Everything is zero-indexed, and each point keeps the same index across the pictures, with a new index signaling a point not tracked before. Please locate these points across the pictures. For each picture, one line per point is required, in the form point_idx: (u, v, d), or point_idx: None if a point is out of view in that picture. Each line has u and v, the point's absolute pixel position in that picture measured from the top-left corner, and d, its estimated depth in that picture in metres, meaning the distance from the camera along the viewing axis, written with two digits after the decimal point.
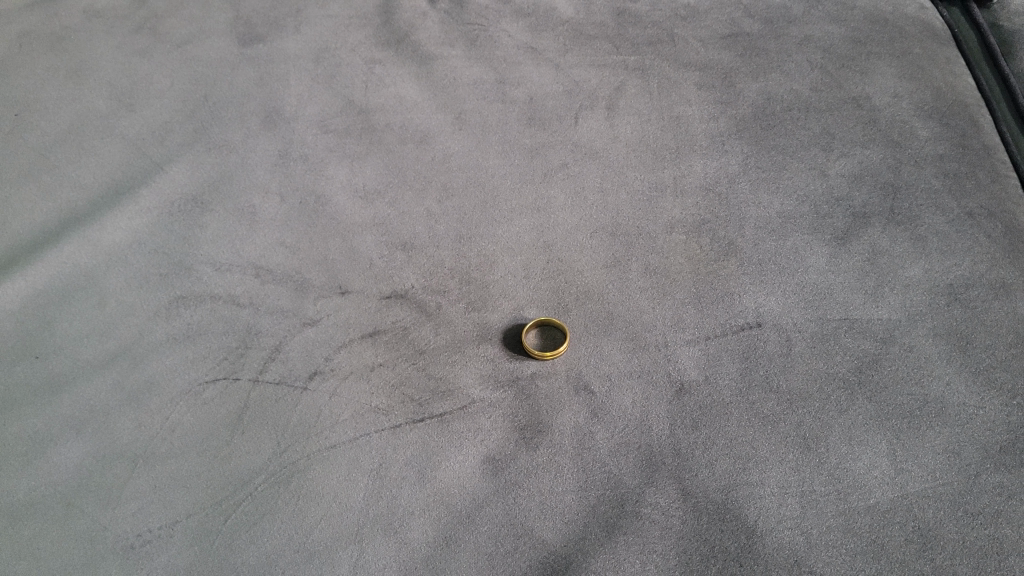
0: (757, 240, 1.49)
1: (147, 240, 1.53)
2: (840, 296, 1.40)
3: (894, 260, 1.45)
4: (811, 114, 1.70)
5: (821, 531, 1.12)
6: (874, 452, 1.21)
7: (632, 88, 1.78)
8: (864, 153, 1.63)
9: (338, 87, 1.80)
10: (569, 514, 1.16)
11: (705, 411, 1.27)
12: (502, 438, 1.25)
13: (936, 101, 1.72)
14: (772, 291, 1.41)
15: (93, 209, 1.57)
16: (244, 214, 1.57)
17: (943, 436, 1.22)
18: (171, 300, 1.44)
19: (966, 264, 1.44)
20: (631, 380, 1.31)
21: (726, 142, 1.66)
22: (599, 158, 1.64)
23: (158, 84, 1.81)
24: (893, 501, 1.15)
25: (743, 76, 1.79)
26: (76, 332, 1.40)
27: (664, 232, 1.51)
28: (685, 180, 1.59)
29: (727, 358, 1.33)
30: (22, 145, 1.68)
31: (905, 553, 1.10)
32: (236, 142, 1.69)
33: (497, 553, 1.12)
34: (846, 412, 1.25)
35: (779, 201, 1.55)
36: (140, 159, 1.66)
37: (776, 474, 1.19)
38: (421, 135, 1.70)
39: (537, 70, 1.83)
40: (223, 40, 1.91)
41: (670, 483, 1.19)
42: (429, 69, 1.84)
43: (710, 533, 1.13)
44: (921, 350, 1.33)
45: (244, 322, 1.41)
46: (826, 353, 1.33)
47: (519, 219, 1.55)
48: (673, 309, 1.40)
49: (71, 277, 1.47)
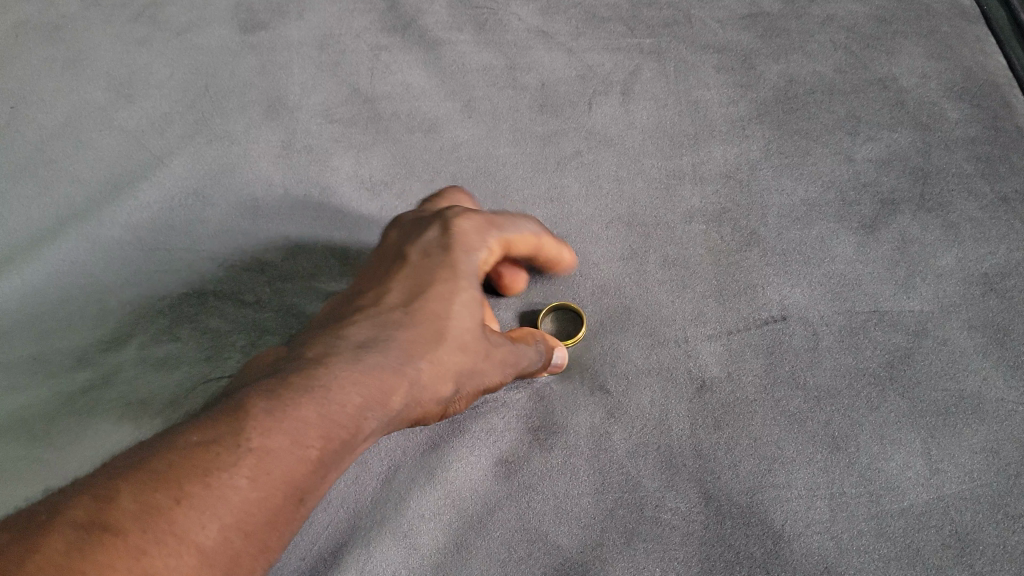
0: (781, 229, 1.42)
1: (147, 235, 1.48)
2: (869, 287, 1.33)
3: (926, 248, 1.38)
4: (835, 97, 1.62)
5: (851, 536, 1.08)
6: (906, 451, 1.16)
7: (648, 72, 1.69)
8: (892, 137, 1.55)
9: (341, 74, 1.73)
10: (586, 519, 1.12)
11: (728, 410, 1.21)
12: (515, 439, 1.20)
13: (966, 82, 1.64)
14: (796, 283, 1.35)
15: (91, 204, 1.52)
16: (247, 208, 1.52)
17: (981, 434, 1.17)
18: (172, 298, 1.40)
19: (1002, 252, 1.37)
20: (648, 378, 1.25)
21: (747, 127, 1.58)
22: (613, 146, 1.57)
23: (157, 74, 1.73)
24: (928, 503, 1.11)
25: (763, 57, 1.70)
26: (74, 334, 1.36)
27: (683, 222, 1.45)
28: (704, 167, 1.52)
29: (750, 354, 1.27)
30: (18, 139, 1.62)
31: (942, 558, 1.06)
32: (238, 134, 1.63)
33: (510, 560, 1.09)
34: (877, 410, 1.20)
35: (803, 187, 1.48)
36: (139, 152, 1.61)
37: (803, 476, 1.14)
38: (428, 124, 1.64)
39: (548, 54, 1.74)
40: (224, 28, 1.82)
41: (690, 486, 1.14)
42: (437, 55, 1.76)
43: (734, 538, 1.09)
44: (956, 343, 1.26)
45: (248, 320, 1.36)
46: (855, 347, 1.26)
47: (532, 210, 1.48)
48: (693, 302, 1.34)
49: (68, 274, 1.43)
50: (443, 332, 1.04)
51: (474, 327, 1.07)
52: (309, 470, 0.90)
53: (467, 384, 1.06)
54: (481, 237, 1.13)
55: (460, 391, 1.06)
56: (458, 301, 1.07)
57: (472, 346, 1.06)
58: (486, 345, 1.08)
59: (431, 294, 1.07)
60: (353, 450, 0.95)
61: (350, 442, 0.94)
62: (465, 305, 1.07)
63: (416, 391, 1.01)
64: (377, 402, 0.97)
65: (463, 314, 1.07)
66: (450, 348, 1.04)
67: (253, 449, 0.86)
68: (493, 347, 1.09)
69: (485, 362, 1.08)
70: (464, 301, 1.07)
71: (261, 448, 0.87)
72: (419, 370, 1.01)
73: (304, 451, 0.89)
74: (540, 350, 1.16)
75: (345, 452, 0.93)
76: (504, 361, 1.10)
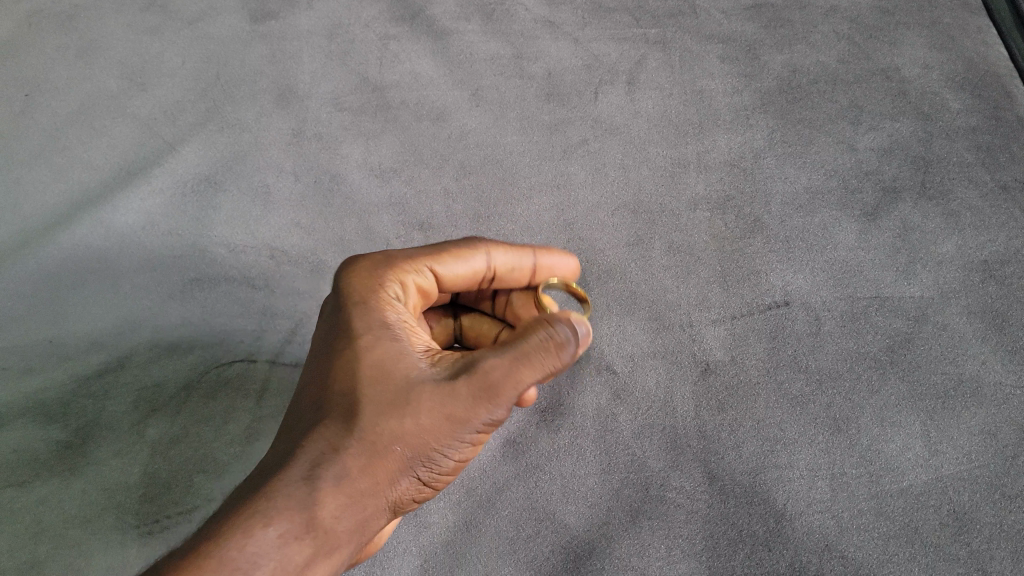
0: (784, 217, 1.44)
1: (160, 221, 1.51)
2: (871, 274, 1.36)
3: (927, 236, 1.40)
4: (838, 87, 1.63)
5: (852, 515, 1.11)
6: (906, 433, 1.18)
7: (654, 62, 1.70)
8: (894, 126, 1.57)
9: (351, 63, 1.74)
10: (592, 498, 1.15)
11: (732, 391, 1.24)
12: (522, 420, 1.23)
13: (968, 73, 1.65)
14: (799, 269, 1.37)
15: (104, 190, 1.55)
16: (258, 194, 1.55)
17: (979, 417, 1.20)
18: (185, 283, 1.44)
19: (1001, 240, 1.40)
20: (653, 361, 1.28)
21: (751, 116, 1.59)
22: (619, 135, 1.60)
23: (168, 63, 1.74)
24: (927, 484, 1.14)
25: (767, 47, 1.71)
26: (89, 317, 1.40)
27: (687, 210, 1.47)
28: (709, 155, 1.54)
29: (754, 338, 1.29)
30: (32, 126, 1.64)
31: (940, 537, 1.09)
32: (249, 122, 1.65)
33: (519, 538, 1.13)
34: (877, 393, 1.22)
35: (806, 175, 1.50)
36: (151, 139, 1.63)
37: (805, 457, 1.17)
38: (436, 113, 1.66)
39: (555, 44, 1.75)
40: (234, 17, 1.81)
41: (695, 466, 1.17)
42: (445, 45, 1.77)
43: (737, 516, 1.12)
44: (955, 328, 1.29)
45: (259, 304, 1.41)
46: (857, 332, 1.29)
47: (539, 197, 1.51)
48: (697, 288, 1.36)
49: (83, 260, 1.46)
50: (355, 409, 0.92)
51: (396, 387, 0.93)
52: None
53: (422, 441, 0.91)
54: (384, 290, 1.06)
55: (416, 451, 0.92)
56: (369, 366, 0.95)
57: (403, 402, 0.92)
58: (426, 391, 0.92)
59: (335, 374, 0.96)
60: (307, 564, 0.86)
61: (285, 571, 0.84)
62: (380, 364, 0.95)
63: (349, 480, 0.89)
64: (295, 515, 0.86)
65: (377, 378, 0.94)
66: (371, 422, 0.91)
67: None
68: (439, 385, 0.91)
69: (435, 405, 0.91)
70: (376, 362, 0.95)
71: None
72: (340, 460, 0.90)
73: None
74: (516, 349, 0.90)
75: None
76: (466, 389, 0.90)
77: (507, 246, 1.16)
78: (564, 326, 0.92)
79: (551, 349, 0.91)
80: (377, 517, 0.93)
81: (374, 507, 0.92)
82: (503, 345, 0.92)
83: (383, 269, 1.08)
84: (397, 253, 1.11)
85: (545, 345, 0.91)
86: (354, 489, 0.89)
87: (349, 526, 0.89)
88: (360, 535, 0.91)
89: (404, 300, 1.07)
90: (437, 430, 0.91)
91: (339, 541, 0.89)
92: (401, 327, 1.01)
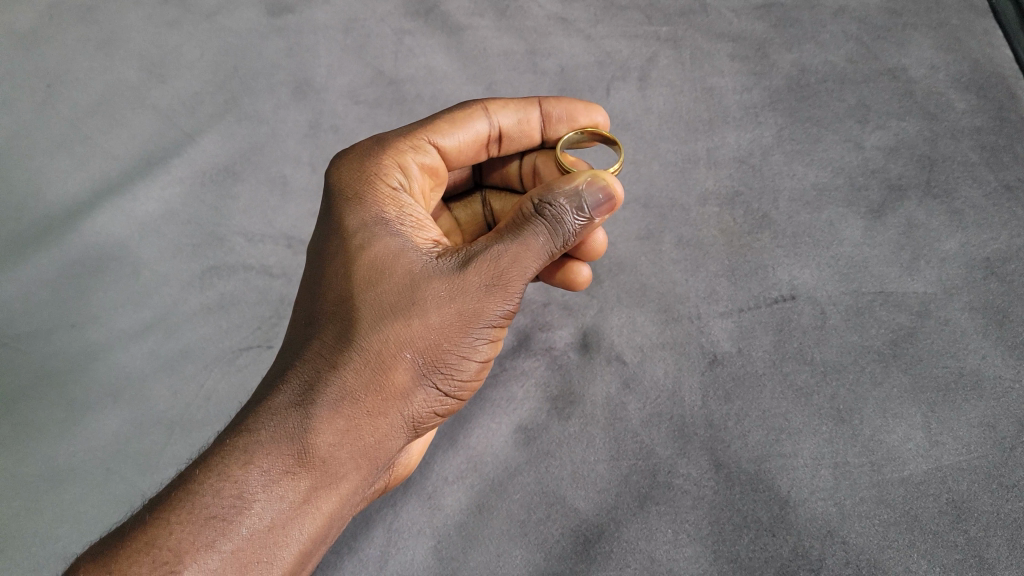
0: (791, 213, 1.47)
1: (180, 211, 1.55)
2: (876, 269, 1.39)
3: (931, 233, 1.43)
4: (846, 86, 1.64)
5: (854, 503, 1.15)
6: (908, 424, 1.21)
7: (665, 59, 1.72)
8: (900, 125, 1.58)
9: (367, 57, 1.77)
10: (601, 484, 1.20)
11: (738, 381, 1.27)
12: (534, 409, 1.29)
13: (974, 73, 1.63)
14: (805, 264, 1.40)
15: (124, 179, 1.58)
16: (276, 185, 1.58)
17: (978, 410, 1.22)
18: (204, 270, 1.47)
19: (1004, 238, 1.41)
20: (662, 352, 1.32)
21: (760, 114, 1.62)
22: (631, 131, 1.63)
23: (187, 55, 1.77)
24: (927, 472, 1.17)
25: (776, 46, 1.71)
26: (111, 302, 1.43)
27: (697, 205, 1.50)
28: (718, 152, 1.57)
29: (760, 330, 1.33)
30: (54, 115, 1.68)
31: (938, 524, 1.12)
32: (267, 114, 1.68)
33: (530, 521, 1.17)
34: (880, 385, 1.26)
35: (814, 172, 1.53)
36: (171, 130, 1.66)
37: (809, 446, 1.20)
38: (450, 108, 1.69)
39: (568, 40, 1.77)
40: (251, 10, 1.83)
41: (701, 454, 1.21)
42: (459, 39, 1.79)
43: (742, 503, 1.16)
44: (956, 324, 1.31)
45: (278, 293, 1.44)
46: (861, 326, 1.32)
47: None
48: (706, 281, 1.39)
49: (104, 247, 1.49)
50: (357, 318, 1.01)
51: (401, 285, 1.02)
52: (254, 541, 0.89)
53: (429, 343, 1.00)
54: (383, 177, 1.15)
55: (427, 351, 1.00)
56: (371, 265, 1.04)
57: (411, 304, 1.01)
58: (433, 285, 1.02)
59: (337, 278, 1.04)
60: (311, 490, 0.93)
61: (289, 496, 0.92)
62: (385, 259, 1.04)
63: (353, 396, 0.97)
64: (298, 438, 0.94)
65: (380, 277, 1.03)
66: (374, 329, 1.00)
67: (162, 552, 0.87)
68: (446, 278, 1.02)
69: (444, 300, 1.01)
70: (379, 259, 1.04)
71: (179, 545, 0.88)
72: (345, 374, 0.98)
73: (231, 531, 0.89)
74: (520, 238, 1.05)
75: (290, 503, 0.92)
76: (473, 280, 1.02)
77: (507, 117, 1.30)
78: (560, 208, 1.07)
79: (554, 229, 1.06)
80: (392, 433, 1.00)
81: (388, 415, 0.99)
82: (508, 235, 1.06)
83: (382, 156, 1.19)
84: (393, 139, 1.23)
85: (548, 229, 1.06)
86: (358, 404, 0.97)
87: (352, 452, 0.96)
88: (366, 462, 0.98)
89: (405, 187, 1.18)
90: (443, 328, 1.00)
91: (344, 466, 0.96)
92: (402, 220, 1.11)
